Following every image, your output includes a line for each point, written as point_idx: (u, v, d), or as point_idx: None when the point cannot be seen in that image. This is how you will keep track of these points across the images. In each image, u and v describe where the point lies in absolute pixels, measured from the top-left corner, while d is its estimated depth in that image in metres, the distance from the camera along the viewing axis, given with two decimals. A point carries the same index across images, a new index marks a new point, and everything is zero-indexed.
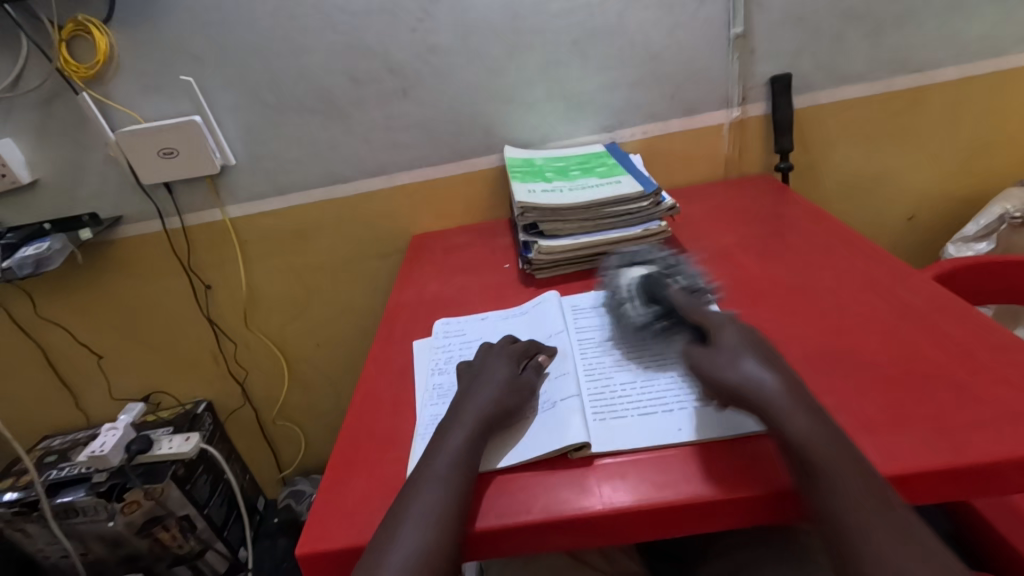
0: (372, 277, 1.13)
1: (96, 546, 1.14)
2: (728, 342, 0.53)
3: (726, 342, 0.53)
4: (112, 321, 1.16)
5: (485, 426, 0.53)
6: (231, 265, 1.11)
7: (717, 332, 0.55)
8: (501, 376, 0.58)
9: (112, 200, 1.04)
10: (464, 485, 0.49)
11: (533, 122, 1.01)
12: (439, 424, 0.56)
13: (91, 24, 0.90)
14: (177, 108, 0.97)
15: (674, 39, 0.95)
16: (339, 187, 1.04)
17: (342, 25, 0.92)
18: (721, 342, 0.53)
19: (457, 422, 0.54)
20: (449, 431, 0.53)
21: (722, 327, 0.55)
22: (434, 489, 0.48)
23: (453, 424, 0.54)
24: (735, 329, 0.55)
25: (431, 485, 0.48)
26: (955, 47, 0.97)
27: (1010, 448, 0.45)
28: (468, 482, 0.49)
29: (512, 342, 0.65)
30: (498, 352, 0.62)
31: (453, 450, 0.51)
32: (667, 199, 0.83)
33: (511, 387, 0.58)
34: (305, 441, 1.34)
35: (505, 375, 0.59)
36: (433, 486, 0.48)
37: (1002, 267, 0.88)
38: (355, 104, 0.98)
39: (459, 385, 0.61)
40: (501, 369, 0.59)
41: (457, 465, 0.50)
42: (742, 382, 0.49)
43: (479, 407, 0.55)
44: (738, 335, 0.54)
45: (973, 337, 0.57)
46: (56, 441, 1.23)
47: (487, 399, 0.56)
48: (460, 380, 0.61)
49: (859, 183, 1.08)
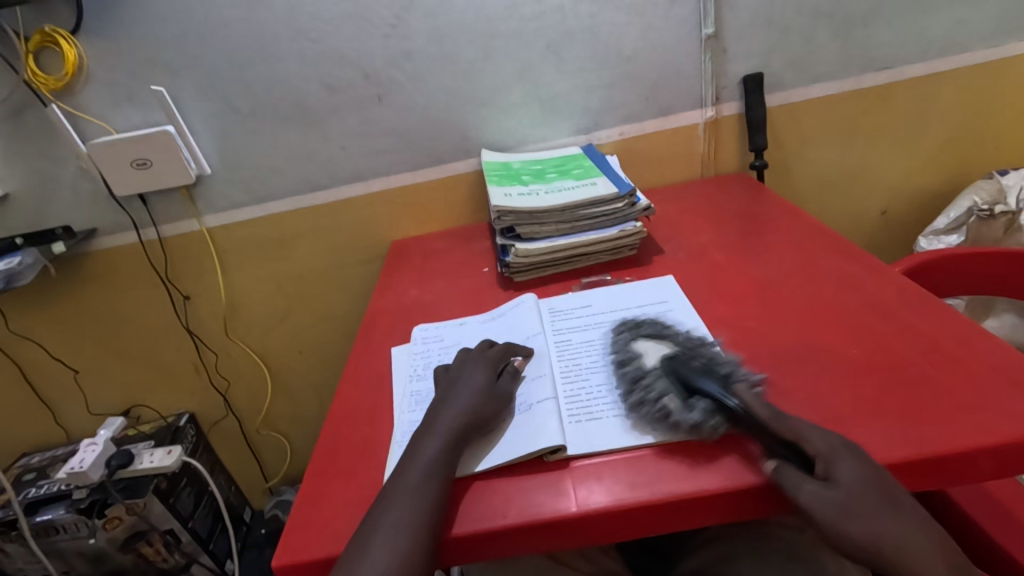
0: (352, 284, 1.13)
1: (78, 564, 1.12)
2: (853, 481, 0.43)
3: (847, 482, 0.43)
4: (89, 334, 1.15)
5: (462, 431, 0.53)
6: (209, 275, 1.10)
7: (830, 467, 0.44)
8: (480, 382, 0.58)
9: (86, 213, 1.03)
10: (441, 490, 0.49)
11: (510, 126, 1.01)
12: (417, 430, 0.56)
13: (58, 34, 0.88)
14: (150, 118, 0.96)
15: (647, 41, 0.96)
16: (316, 195, 1.04)
17: (314, 32, 0.92)
18: (841, 482, 0.43)
19: (432, 429, 0.54)
20: (426, 439, 0.53)
21: (837, 459, 0.44)
22: (408, 495, 0.48)
23: (429, 431, 0.54)
24: (862, 456, 0.45)
25: (407, 493, 0.48)
26: (922, 44, 0.99)
27: (975, 439, 0.46)
28: (443, 487, 0.49)
29: (487, 349, 0.64)
30: (477, 357, 0.62)
31: (428, 457, 0.51)
32: (642, 200, 0.83)
33: (488, 394, 0.58)
34: (290, 450, 1.33)
35: (481, 380, 0.59)
36: (408, 492, 0.48)
37: (973, 259, 0.90)
38: (330, 111, 0.98)
39: (437, 390, 0.61)
40: (479, 375, 0.59)
41: (432, 470, 0.50)
42: (870, 528, 0.41)
43: (457, 414, 0.55)
44: (862, 470, 0.44)
45: (940, 329, 0.58)
46: (35, 458, 1.20)
47: (464, 407, 0.56)
48: (438, 386, 0.61)
49: (833, 179, 1.10)
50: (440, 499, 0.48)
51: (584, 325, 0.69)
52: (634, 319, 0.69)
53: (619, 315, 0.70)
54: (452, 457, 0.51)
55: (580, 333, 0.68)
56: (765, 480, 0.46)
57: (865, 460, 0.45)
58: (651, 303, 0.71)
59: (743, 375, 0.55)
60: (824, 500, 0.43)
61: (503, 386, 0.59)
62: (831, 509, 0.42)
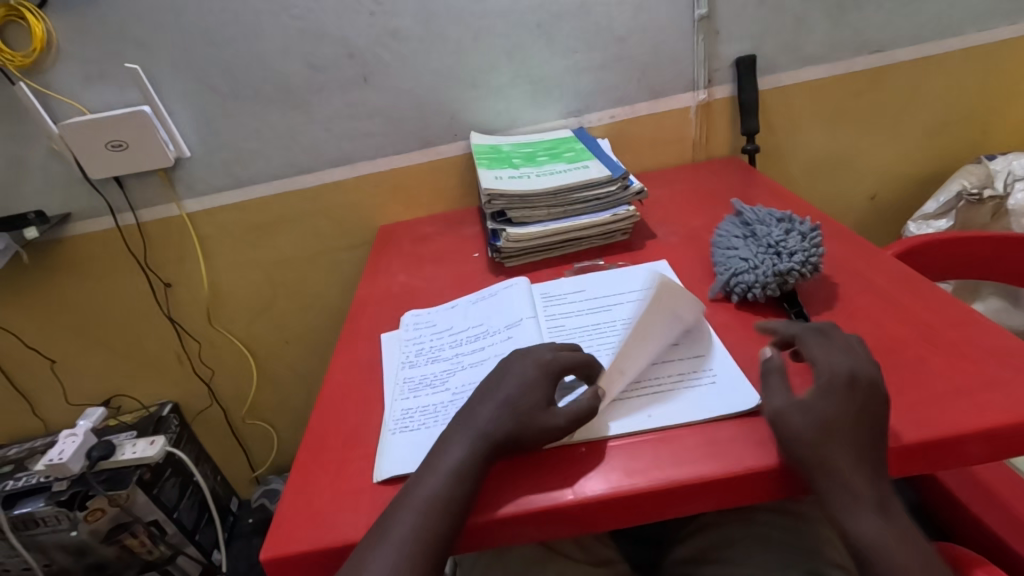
0: (339, 270, 1.11)
1: (60, 557, 1.09)
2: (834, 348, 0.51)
3: (822, 414, 0.46)
4: (66, 322, 1.11)
5: (492, 444, 0.49)
6: (190, 261, 1.07)
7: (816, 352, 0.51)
8: (550, 421, 0.50)
9: (59, 197, 0.99)
10: (455, 502, 0.46)
11: (498, 108, 0.99)
12: (448, 426, 0.53)
13: (24, 8, 0.84)
14: (124, 97, 0.92)
15: (639, 21, 0.94)
16: (302, 178, 1.01)
17: (297, 9, 0.89)
18: (817, 411, 0.47)
19: (457, 434, 0.51)
20: (451, 442, 0.50)
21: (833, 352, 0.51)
22: (414, 505, 0.46)
23: (456, 432, 0.51)
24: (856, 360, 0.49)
25: (415, 503, 0.46)
26: (914, 28, 0.98)
27: (980, 421, 0.46)
28: (459, 501, 0.46)
29: (549, 361, 0.54)
30: (538, 366, 0.54)
31: (436, 463, 0.49)
32: (635, 183, 0.82)
33: (534, 423, 0.50)
34: (278, 439, 1.31)
35: (535, 399, 0.51)
36: (414, 505, 0.46)
37: (960, 243, 0.90)
38: (314, 92, 0.95)
39: (485, 383, 0.55)
40: (536, 393, 0.52)
41: (453, 480, 0.47)
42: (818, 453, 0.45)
43: (488, 423, 0.50)
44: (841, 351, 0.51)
45: (936, 311, 0.58)
46: (12, 450, 1.17)
47: (505, 428, 0.50)
48: (488, 380, 0.55)
49: (824, 164, 1.09)
50: (446, 505, 0.46)
51: (580, 309, 0.68)
52: (628, 304, 0.68)
53: (613, 300, 0.69)
54: (475, 469, 0.48)
55: (575, 319, 0.67)
56: (762, 466, 0.46)
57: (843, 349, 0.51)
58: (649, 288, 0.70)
59: (743, 287, 0.63)
60: (788, 420, 0.47)
61: (583, 404, 0.51)
62: (876, 419, 0.46)
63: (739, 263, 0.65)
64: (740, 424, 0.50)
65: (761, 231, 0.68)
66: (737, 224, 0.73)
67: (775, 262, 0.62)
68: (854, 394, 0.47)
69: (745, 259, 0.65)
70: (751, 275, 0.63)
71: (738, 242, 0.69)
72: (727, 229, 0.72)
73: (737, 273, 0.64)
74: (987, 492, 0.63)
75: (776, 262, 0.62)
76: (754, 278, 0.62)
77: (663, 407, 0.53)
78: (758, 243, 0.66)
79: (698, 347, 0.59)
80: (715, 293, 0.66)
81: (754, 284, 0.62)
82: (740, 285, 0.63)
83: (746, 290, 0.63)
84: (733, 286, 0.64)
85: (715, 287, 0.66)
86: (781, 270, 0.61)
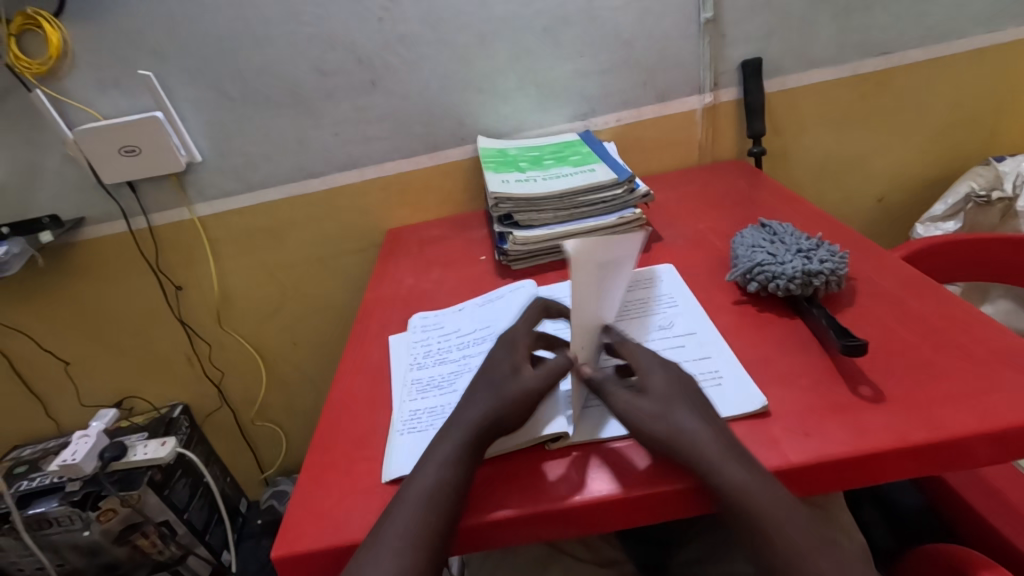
0: (347, 274, 1.12)
1: (73, 556, 1.11)
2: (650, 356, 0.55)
3: (655, 391, 0.51)
4: (79, 325, 1.13)
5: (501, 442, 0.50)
6: (200, 264, 1.08)
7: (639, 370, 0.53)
8: (531, 382, 0.53)
9: (73, 201, 1.01)
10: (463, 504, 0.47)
11: (505, 112, 1.00)
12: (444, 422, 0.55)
13: (41, 17, 0.86)
14: (138, 104, 0.93)
15: (645, 24, 0.94)
16: (311, 182, 1.02)
17: (306, 15, 0.90)
18: (651, 391, 0.51)
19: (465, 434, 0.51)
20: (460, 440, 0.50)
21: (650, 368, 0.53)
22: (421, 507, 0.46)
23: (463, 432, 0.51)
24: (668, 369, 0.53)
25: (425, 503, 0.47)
26: (921, 29, 0.98)
27: (987, 423, 0.46)
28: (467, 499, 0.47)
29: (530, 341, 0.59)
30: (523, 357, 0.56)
31: (432, 451, 0.50)
32: (641, 186, 0.82)
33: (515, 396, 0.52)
34: (286, 441, 1.32)
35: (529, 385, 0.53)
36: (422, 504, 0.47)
37: (969, 245, 0.90)
38: (323, 98, 0.96)
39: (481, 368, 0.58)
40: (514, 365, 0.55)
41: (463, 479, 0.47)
42: (669, 430, 0.48)
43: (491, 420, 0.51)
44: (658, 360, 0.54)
45: (943, 313, 0.58)
46: (26, 451, 1.19)
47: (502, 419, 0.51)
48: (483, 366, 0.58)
49: (831, 166, 1.09)
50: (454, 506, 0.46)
51: None
52: (634, 307, 0.68)
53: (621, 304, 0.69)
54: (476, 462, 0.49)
55: None
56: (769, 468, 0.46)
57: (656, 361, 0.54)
58: (654, 291, 0.70)
59: (764, 278, 0.63)
60: (634, 408, 0.50)
61: (555, 363, 0.55)
62: None
63: (773, 255, 0.65)
64: (746, 425, 0.50)
65: (790, 237, 0.68)
66: (767, 226, 0.72)
67: (806, 262, 0.62)
68: (685, 398, 0.50)
69: (774, 255, 0.65)
70: (777, 267, 0.63)
71: (766, 241, 0.69)
72: (755, 230, 0.72)
73: (764, 265, 0.64)
74: (994, 495, 0.63)
75: (806, 263, 0.62)
76: (778, 270, 0.62)
77: None
78: (793, 243, 0.66)
79: (703, 349, 0.59)
80: (736, 277, 0.67)
81: (780, 275, 0.62)
82: (764, 273, 0.63)
83: (768, 281, 0.63)
84: (756, 274, 0.64)
85: (738, 273, 0.66)
86: (810, 270, 0.61)
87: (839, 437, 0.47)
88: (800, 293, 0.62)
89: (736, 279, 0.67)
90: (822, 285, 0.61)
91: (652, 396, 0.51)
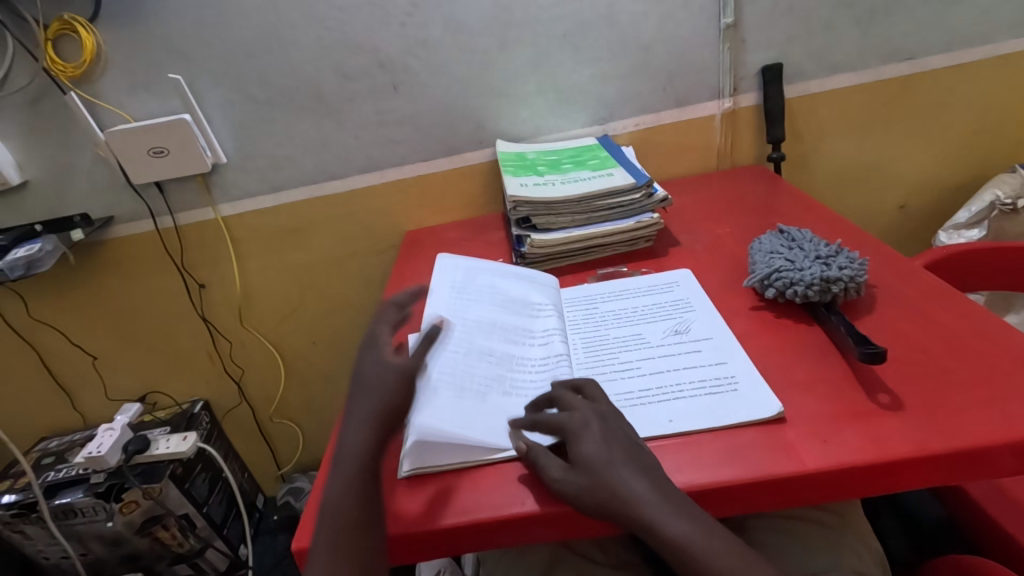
0: (366, 275, 1.13)
1: (96, 546, 1.14)
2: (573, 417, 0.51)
3: (581, 461, 0.48)
4: (106, 320, 1.16)
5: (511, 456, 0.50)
6: (224, 263, 1.11)
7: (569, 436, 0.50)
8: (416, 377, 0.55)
9: (103, 200, 1.03)
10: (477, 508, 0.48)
11: (524, 115, 1.01)
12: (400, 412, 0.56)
13: (77, 22, 0.89)
14: (167, 106, 0.96)
15: (665, 30, 0.95)
16: (332, 183, 1.04)
17: (331, 20, 0.92)
18: (577, 461, 0.48)
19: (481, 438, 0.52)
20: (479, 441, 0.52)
21: (580, 433, 0.50)
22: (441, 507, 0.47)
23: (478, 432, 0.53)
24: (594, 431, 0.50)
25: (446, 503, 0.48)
26: (946, 35, 0.97)
27: (1011, 432, 0.45)
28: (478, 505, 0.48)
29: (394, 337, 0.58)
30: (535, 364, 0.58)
31: None
32: (659, 191, 0.83)
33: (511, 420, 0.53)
34: (303, 439, 1.34)
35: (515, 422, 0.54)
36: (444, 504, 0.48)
37: (993, 253, 0.89)
38: (345, 101, 0.98)
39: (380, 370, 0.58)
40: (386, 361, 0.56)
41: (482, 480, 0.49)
42: (603, 499, 0.46)
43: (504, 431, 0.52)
44: (584, 422, 0.51)
45: (966, 322, 0.57)
46: (53, 443, 1.22)
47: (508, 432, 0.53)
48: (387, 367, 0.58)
49: (852, 172, 1.08)
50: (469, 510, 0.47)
51: (604, 316, 0.69)
52: (650, 311, 0.68)
53: (636, 307, 0.70)
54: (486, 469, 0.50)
55: (597, 326, 0.68)
56: (787, 474, 0.46)
57: (581, 423, 0.51)
58: (671, 296, 0.70)
59: (783, 283, 0.63)
60: (564, 485, 0.47)
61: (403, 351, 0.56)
62: None
63: (790, 261, 0.65)
64: (763, 430, 0.51)
65: (809, 243, 0.68)
66: (784, 233, 0.72)
67: (824, 268, 0.62)
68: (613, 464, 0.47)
69: (792, 261, 0.65)
70: (795, 273, 0.63)
71: (784, 247, 0.68)
72: (773, 235, 0.72)
73: (782, 271, 0.64)
74: (1018, 507, 0.62)
75: (825, 269, 0.62)
76: (796, 276, 0.62)
77: (683, 411, 0.54)
78: (812, 249, 0.66)
79: (719, 354, 0.59)
80: (754, 283, 0.67)
81: (798, 282, 0.62)
82: (782, 279, 0.63)
83: (786, 286, 0.63)
84: (774, 280, 0.64)
85: (756, 279, 0.66)
86: (829, 276, 0.61)
87: (858, 443, 0.47)
88: (817, 299, 0.62)
89: (754, 286, 0.67)
90: (841, 290, 0.61)
91: (577, 467, 0.48)
